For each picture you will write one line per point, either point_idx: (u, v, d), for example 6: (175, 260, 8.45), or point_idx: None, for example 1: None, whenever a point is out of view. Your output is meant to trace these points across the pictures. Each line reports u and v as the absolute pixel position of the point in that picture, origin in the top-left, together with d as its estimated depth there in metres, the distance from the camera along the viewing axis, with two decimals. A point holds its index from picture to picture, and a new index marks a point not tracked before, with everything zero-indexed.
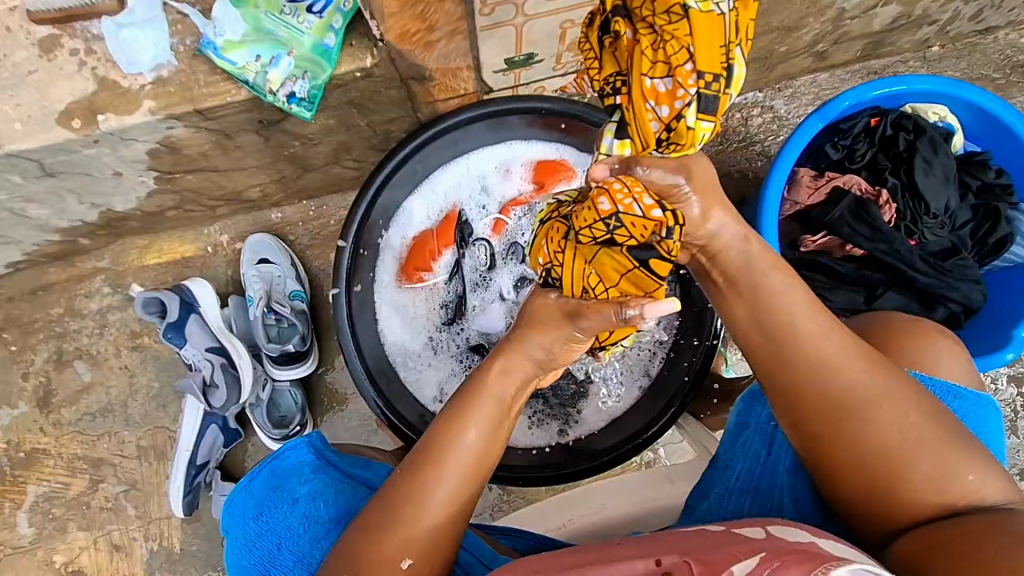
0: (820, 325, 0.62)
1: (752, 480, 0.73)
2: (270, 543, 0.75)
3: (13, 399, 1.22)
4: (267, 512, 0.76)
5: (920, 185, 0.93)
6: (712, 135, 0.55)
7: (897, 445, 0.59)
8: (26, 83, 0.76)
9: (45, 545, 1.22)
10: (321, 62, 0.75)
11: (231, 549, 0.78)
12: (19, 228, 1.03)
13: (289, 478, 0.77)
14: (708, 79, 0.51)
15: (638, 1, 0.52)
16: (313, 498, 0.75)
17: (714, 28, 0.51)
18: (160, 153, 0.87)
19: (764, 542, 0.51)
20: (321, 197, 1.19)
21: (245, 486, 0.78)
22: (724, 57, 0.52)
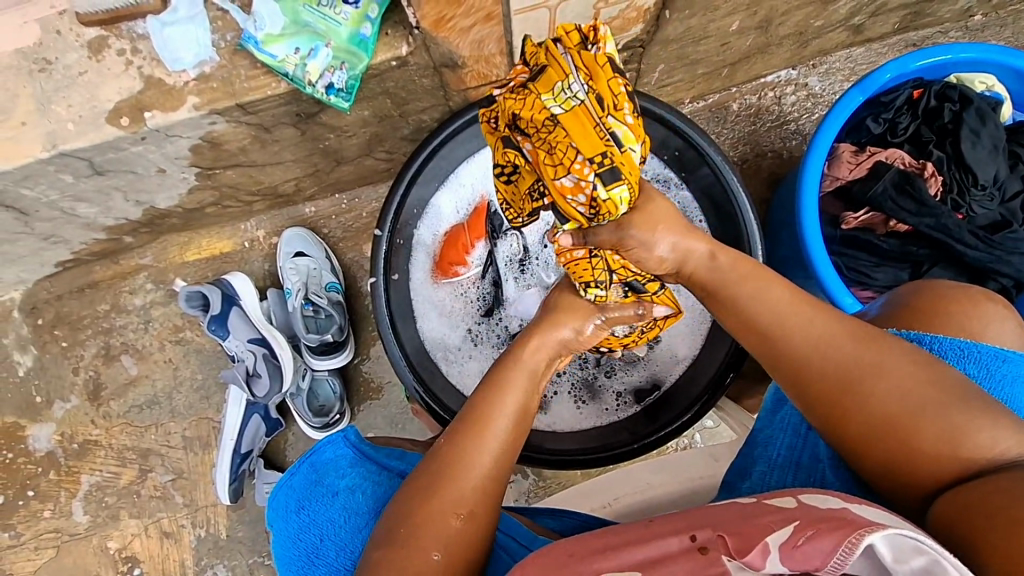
0: (801, 313, 0.64)
1: (794, 455, 0.70)
2: (312, 537, 0.74)
3: (65, 392, 1.27)
4: (308, 506, 0.76)
5: (968, 158, 0.91)
6: (631, 193, 0.66)
7: (910, 411, 0.57)
8: (77, 84, 0.79)
9: (99, 532, 1.27)
10: (358, 52, 0.76)
11: (278, 544, 0.78)
12: (69, 228, 1.06)
13: (327, 473, 0.77)
14: (599, 161, 0.64)
15: (525, 123, 0.67)
16: (352, 491, 0.75)
17: (583, 123, 0.64)
18: (202, 149, 0.89)
19: (798, 511, 0.50)
20: (354, 189, 1.21)
21: (286, 480, 0.79)
22: (602, 135, 0.64)
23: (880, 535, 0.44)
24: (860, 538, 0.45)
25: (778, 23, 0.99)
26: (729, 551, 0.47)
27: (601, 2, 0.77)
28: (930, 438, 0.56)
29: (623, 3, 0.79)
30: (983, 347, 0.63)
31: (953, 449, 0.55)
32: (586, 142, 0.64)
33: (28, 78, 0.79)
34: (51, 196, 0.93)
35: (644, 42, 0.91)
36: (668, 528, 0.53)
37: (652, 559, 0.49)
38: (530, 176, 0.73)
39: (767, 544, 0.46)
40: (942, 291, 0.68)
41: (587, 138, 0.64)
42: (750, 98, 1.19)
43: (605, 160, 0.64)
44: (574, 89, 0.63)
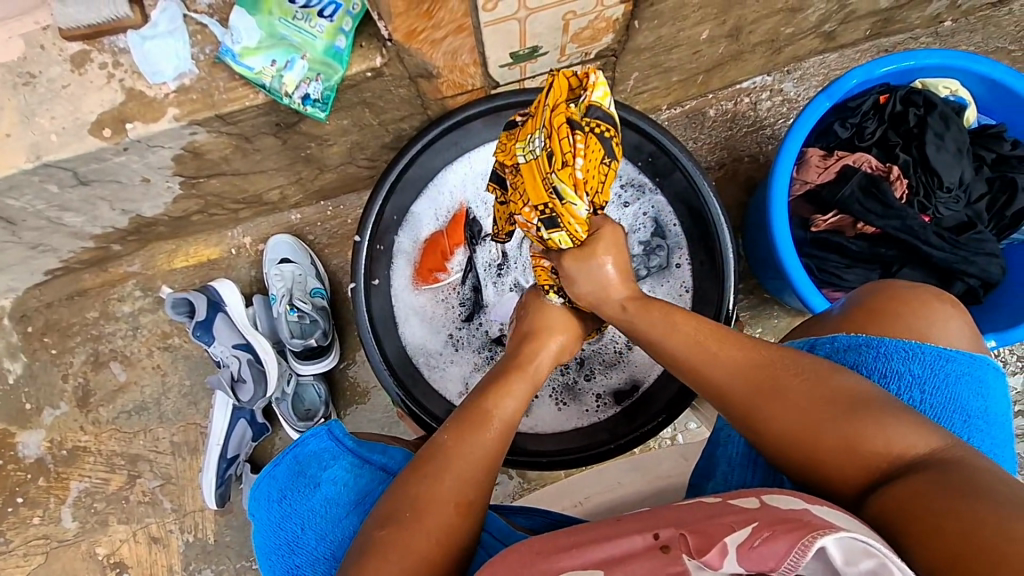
0: (697, 347, 0.71)
1: (758, 453, 0.71)
2: (293, 526, 0.76)
3: (55, 399, 1.28)
4: (291, 497, 0.77)
5: (932, 161, 0.93)
6: (571, 234, 0.75)
7: (816, 421, 0.61)
8: (60, 97, 0.81)
9: (88, 537, 1.28)
10: (333, 63, 0.78)
11: (258, 531, 0.79)
12: (56, 236, 1.08)
13: (311, 465, 0.79)
14: (542, 209, 0.74)
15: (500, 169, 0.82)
16: (335, 483, 0.77)
17: (532, 176, 0.73)
18: (184, 159, 0.91)
19: (758, 510, 0.51)
20: (339, 196, 1.23)
21: (270, 471, 0.80)
22: (546, 189, 0.72)
23: (833, 538, 0.45)
24: (814, 539, 0.46)
25: (748, 31, 1.01)
26: (689, 550, 0.49)
27: (569, 13, 0.79)
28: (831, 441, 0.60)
29: (592, 14, 0.81)
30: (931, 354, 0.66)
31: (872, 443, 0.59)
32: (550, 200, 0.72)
33: (12, 91, 0.81)
34: (37, 206, 0.94)
35: (616, 51, 0.94)
36: (635, 526, 0.54)
37: (617, 557, 0.50)
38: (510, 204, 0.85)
39: (725, 545, 0.47)
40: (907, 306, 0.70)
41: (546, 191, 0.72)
42: (726, 103, 1.22)
43: (548, 209, 0.74)
44: (533, 143, 0.72)
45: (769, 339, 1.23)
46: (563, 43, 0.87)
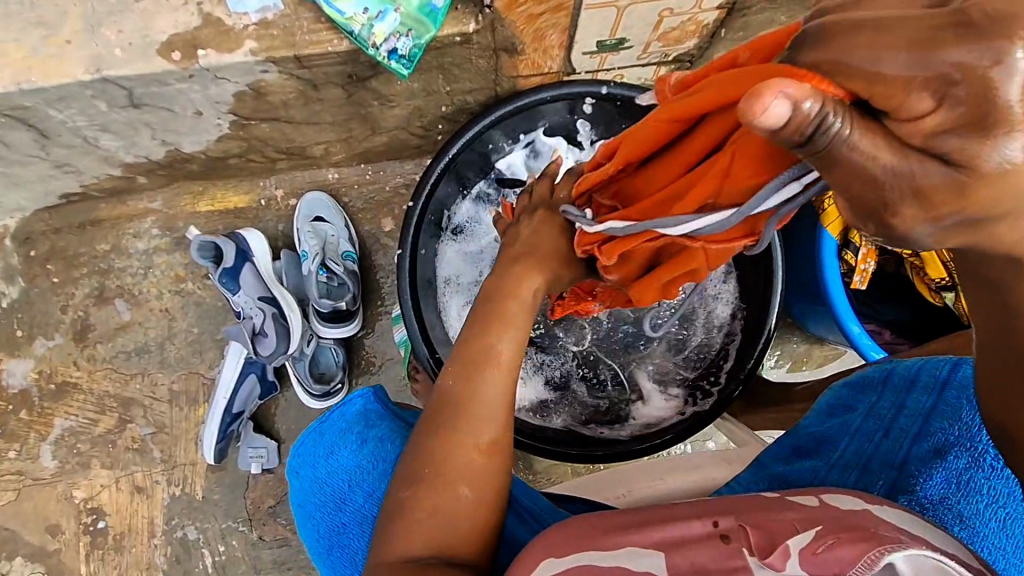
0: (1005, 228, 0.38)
1: (862, 458, 0.70)
2: (340, 481, 0.77)
3: (50, 329, 1.22)
4: (337, 453, 0.78)
5: None
6: None
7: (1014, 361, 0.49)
8: (131, 10, 0.77)
9: (67, 478, 1.22)
10: (427, 21, 0.76)
11: (298, 489, 0.80)
12: (85, 159, 1.03)
13: (357, 423, 0.80)
14: None
15: None
16: (381, 441, 0.78)
17: None
18: (245, 97, 0.88)
19: (821, 509, 0.50)
20: (380, 162, 1.20)
21: (313, 432, 0.81)
22: None
23: (902, 555, 0.42)
24: (881, 555, 0.43)
25: None
26: (749, 545, 0.47)
27: (666, 10, 0.79)
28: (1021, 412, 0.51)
29: (687, 15, 0.81)
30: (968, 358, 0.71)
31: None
32: (933, 271, 0.88)
33: None
34: (79, 122, 0.89)
35: (693, 57, 0.94)
36: (695, 509, 0.52)
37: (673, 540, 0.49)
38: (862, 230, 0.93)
39: (788, 546, 0.46)
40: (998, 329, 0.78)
41: (938, 270, 0.88)
42: None
43: None
44: None
45: (786, 364, 1.26)
46: (649, 40, 0.87)
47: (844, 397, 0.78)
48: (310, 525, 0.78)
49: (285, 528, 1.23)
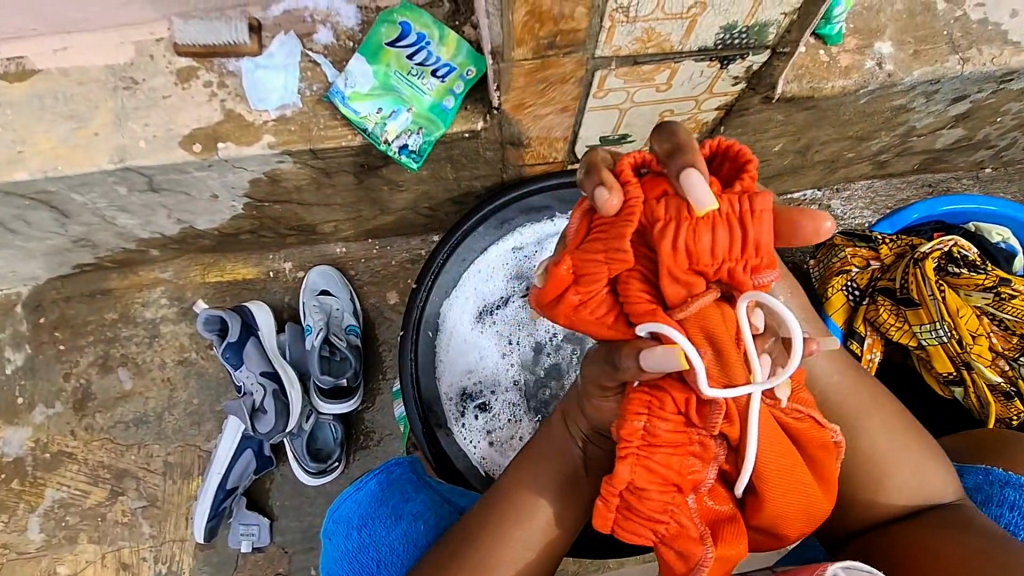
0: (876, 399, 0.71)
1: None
2: (369, 559, 0.74)
3: (51, 397, 1.22)
4: (371, 526, 0.76)
5: None
6: None
7: (880, 449, 0.68)
8: (159, 106, 0.81)
9: (52, 553, 1.18)
10: (437, 121, 0.80)
11: (326, 559, 0.76)
12: (102, 234, 1.06)
13: (393, 495, 0.79)
14: (1000, 291, 0.86)
15: (874, 303, 0.91)
16: (415, 518, 0.76)
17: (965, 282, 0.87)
18: (260, 183, 0.91)
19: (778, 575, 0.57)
20: (387, 238, 1.23)
21: (353, 495, 0.78)
22: (994, 282, 0.86)
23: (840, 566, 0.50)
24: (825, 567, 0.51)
25: (815, 151, 1.05)
26: None
27: (667, 111, 0.82)
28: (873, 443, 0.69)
29: (687, 115, 0.85)
30: (972, 468, 0.73)
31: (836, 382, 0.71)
32: (939, 363, 0.88)
33: (112, 92, 0.81)
34: (99, 204, 0.93)
35: None
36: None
37: None
38: (862, 321, 0.92)
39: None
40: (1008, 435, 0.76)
41: (945, 363, 0.88)
42: None
43: (1003, 291, 0.86)
44: None
45: None
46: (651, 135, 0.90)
47: None
48: None
49: None
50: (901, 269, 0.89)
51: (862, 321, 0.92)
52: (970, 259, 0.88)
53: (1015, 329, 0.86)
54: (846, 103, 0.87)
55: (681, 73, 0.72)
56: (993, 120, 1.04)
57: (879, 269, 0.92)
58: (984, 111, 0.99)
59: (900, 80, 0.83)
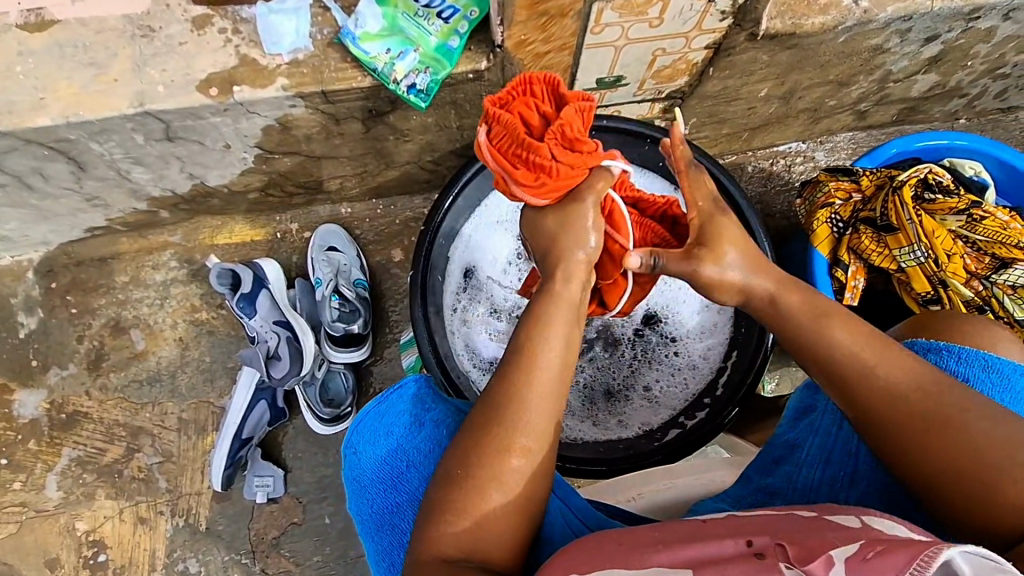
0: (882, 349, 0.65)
1: (824, 453, 0.72)
2: (399, 462, 0.79)
3: (65, 359, 1.24)
4: (397, 433, 0.80)
5: (1002, 250, 0.91)
6: (1006, 213, 0.92)
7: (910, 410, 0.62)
8: (175, 52, 0.85)
9: (70, 510, 1.21)
10: (443, 60, 0.84)
11: (353, 468, 0.81)
12: (115, 192, 1.09)
13: (415, 406, 0.81)
14: (971, 214, 0.91)
15: (856, 233, 0.96)
16: (437, 425, 0.79)
17: (939, 207, 0.92)
18: (271, 131, 0.95)
19: (861, 531, 0.51)
20: (391, 196, 1.27)
21: (373, 409, 0.81)
22: (965, 206, 0.92)
23: (960, 551, 0.42)
24: (936, 553, 0.43)
25: (798, 97, 1.11)
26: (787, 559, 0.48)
27: (659, 50, 0.87)
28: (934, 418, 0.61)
29: (677, 54, 0.90)
30: (900, 343, 0.71)
31: (848, 354, 0.65)
32: (917, 285, 0.92)
33: (129, 40, 0.85)
34: (115, 154, 0.96)
35: (684, 94, 1.02)
36: (722, 530, 0.56)
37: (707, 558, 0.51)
38: (846, 250, 0.96)
39: (831, 557, 0.47)
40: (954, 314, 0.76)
41: (923, 284, 0.92)
42: (763, 162, 1.32)
43: (973, 213, 0.91)
44: None
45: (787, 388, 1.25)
46: (644, 77, 0.95)
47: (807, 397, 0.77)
48: (365, 501, 0.79)
49: (289, 561, 1.21)
50: (881, 200, 0.95)
51: (845, 250, 0.96)
52: (944, 186, 0.93)
53: (986, 248, 0.92)
54: (825, 41, 0.92)
55: (672, 6, 0.77)
56: (963, 64, 1.10)
57: (861, 202, 0.97)
58: (955, 53, 1.05)
59: (875, 16, 0.88)
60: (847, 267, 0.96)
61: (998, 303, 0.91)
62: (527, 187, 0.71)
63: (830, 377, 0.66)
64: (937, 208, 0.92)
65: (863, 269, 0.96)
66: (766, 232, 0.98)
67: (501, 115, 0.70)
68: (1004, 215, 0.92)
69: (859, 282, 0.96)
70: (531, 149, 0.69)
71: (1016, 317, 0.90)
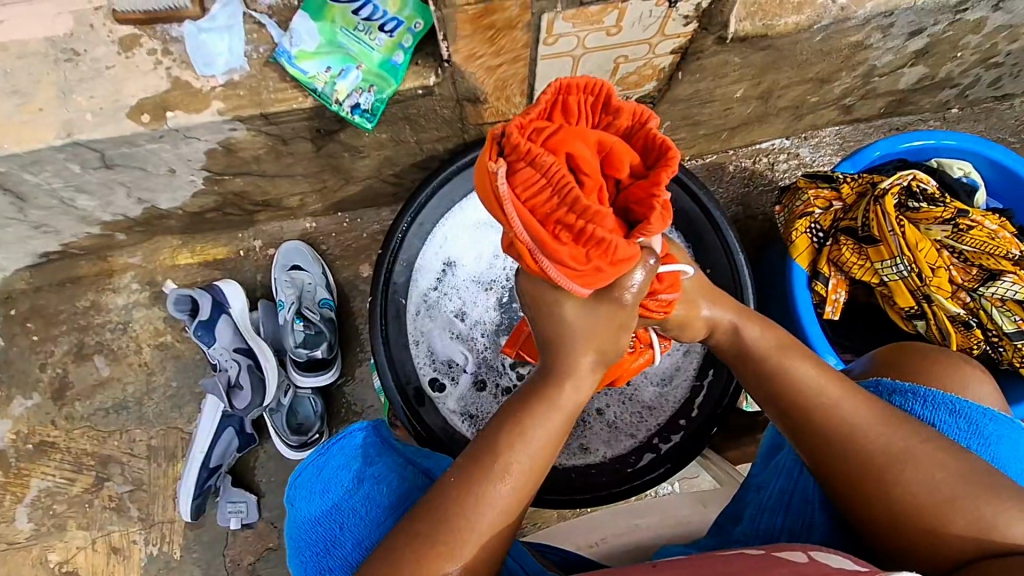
0: (841, 390, 0.66)
1: (784, 499, 0.73)
2: (332, 523, 0.75)
3: (28, 388, 1.21)
4: (333, 490, 0.76)
5: (990, 261, 0.87)
6: (993, 221, 0.88)
7: (878, 453, 0.63)
8: (103, 77, 0.80)
9: (42, 542, 1.19)
10: (387, 77, 0.79)
11: (291, 524, 0.77)
12: (63, 218, 1.04)
13: (356, 460, 0.78)
14: (957, 224, 0.87)
15: (837, 245, 0.91)
16: (377, 482, 0.76)
17: (924, 217, 0.88)
18: (216, 154, 0.90)
19: (805, 564, 0.50)
20: (357, 210, 1.22)
21: (313, 461, 0.78)
22: (952, 215, 0.87)
23: None
24: None
25: (778, 95, 1.05)
26: None
27: (621, 57, 0.81)
28: (883, 456, 0.62)
29: (642, 60, 0.84)
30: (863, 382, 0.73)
31: (813, 390, 0.67)
32: (900, 299, 0.89)
33: (54, 66, 0.80)
34: (54, 184, 0.91)
35: (655, 98, 0.96)
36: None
37: None
38: (826, 263, 0.92)
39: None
40: (920, 351, 0.75)
41: (906, 298, 0.89)
42: (745, 161, 1.26)
43: (960, 223, 0.87)
44: None
45: None
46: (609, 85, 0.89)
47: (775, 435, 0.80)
48: (300, 562, 0.76)
49: None
50: (863, 208, 0.89)
51: (825, 262, 0.92)
52: (929, 193, 0.88)
53: (974, 259, 0.88)
54: (801, 40, 0.86)
55: (630, 14, 0.71)
56: (953, 55, 1.04)
57: (842, 210, 0.92)
58: (943, 45, 0.99)
59: (853, 13, 0.82)
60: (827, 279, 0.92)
61: (986, 316, 0.87)
62: (570, 268, 0.53)
63: (795, 416, 0.68)
64: (922, 218, 0.88)
65: (845, 282, 0.92)
66: (741, 244, 0.93)
67: (545, 160, 0.50)
68: (992, 223, 0.88)
69: (840, 295, 0.92)
70: (587, 213, 0.50)
71: (1005, 330, 0.86)
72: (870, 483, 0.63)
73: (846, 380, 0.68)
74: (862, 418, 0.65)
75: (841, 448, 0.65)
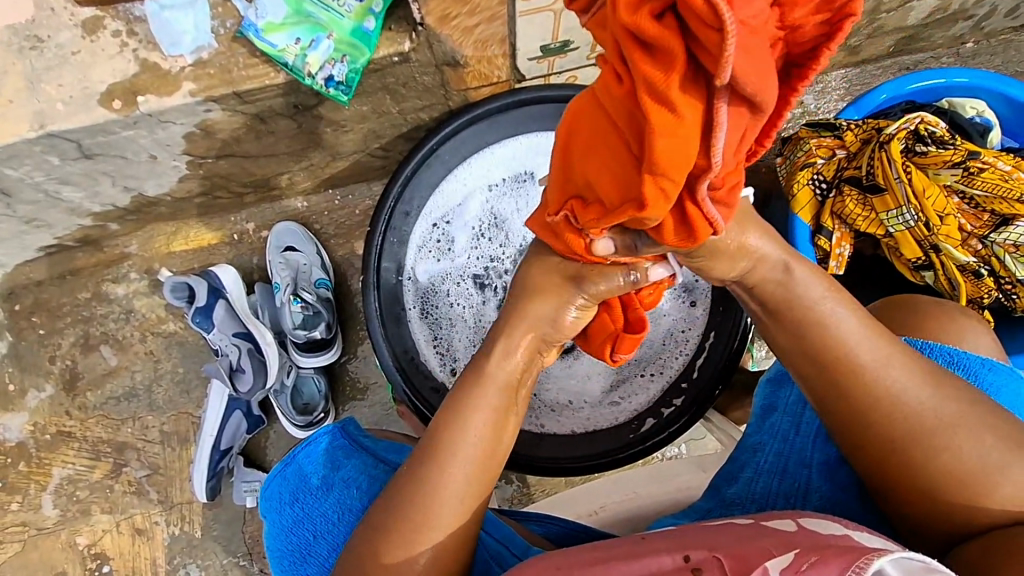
0: (881, 351, 0.62)
1: (782, 461, 0.74)
2: (305, 532, 0.77)
3: (40, 381, 1.22)
4: (303, 500, 0.78)
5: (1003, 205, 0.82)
6: (1008, 161, 0.82)
7: (918, 421, 0.59)
8: (69, 63, 0.77)
9: (69, 527, 1.23)
10: (360, 45, 0.77)
11: (271, 534, 0.81)
12: (53, 211, 1.03)
13: (323, 466, 0.80)
14: (969, 167, 0.82)
15: (841, 198, 0.88)
16: (347, 486, 0.78)
17: (929, 162, 0.83)
18: (195, 137, 0.88)
19: (798, 534, 0.50)
20: (348, 186, 1.19)
21: (281, 472, 0.80)
22: (962, 158, 0.82)
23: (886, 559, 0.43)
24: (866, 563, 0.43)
25: None
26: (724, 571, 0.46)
27: None
28: (929, 428, 0.59)
29: None
30: None
31: (857, 344, 0.62)
32: (907, 250, 0.86)
33: (18, 55, 0.77)
34: (36, 177, 0.90)
35: None
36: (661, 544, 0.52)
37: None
38: (826, 217, 0.89)
39: (766, 566, 0.45)
40: (920, 304, 0.75)
41: (913, 248, 0.86)
42: None
43: (973, 165, 0.82)
44: None
45: None
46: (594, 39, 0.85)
47: (767, 394, 0.79)
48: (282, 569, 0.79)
49: None
50: (867, 155, 0.86)
51: (830, 215, 0.89)
52: (938, 136, 0.83)
53: (985, 204, 0.83)
54: None
55: None
56: None
57: (845, 158, 0.88)
58: None
59: None
60: (830, 234, 0.89)
61: (998, 262, 0.84)
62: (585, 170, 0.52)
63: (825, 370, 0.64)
64: (930, 163, 0.83)
65: (849, 235, 0.89)
66: None
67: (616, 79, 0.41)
68: (1010, 164, 0.82)
69: (846, 250, 0.89)
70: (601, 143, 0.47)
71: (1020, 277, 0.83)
72: (917, 453, 0.59)
73: (890, 338, 0.63)
74: (904, 379, 0.61)
75: (872, 407, 0.61)
